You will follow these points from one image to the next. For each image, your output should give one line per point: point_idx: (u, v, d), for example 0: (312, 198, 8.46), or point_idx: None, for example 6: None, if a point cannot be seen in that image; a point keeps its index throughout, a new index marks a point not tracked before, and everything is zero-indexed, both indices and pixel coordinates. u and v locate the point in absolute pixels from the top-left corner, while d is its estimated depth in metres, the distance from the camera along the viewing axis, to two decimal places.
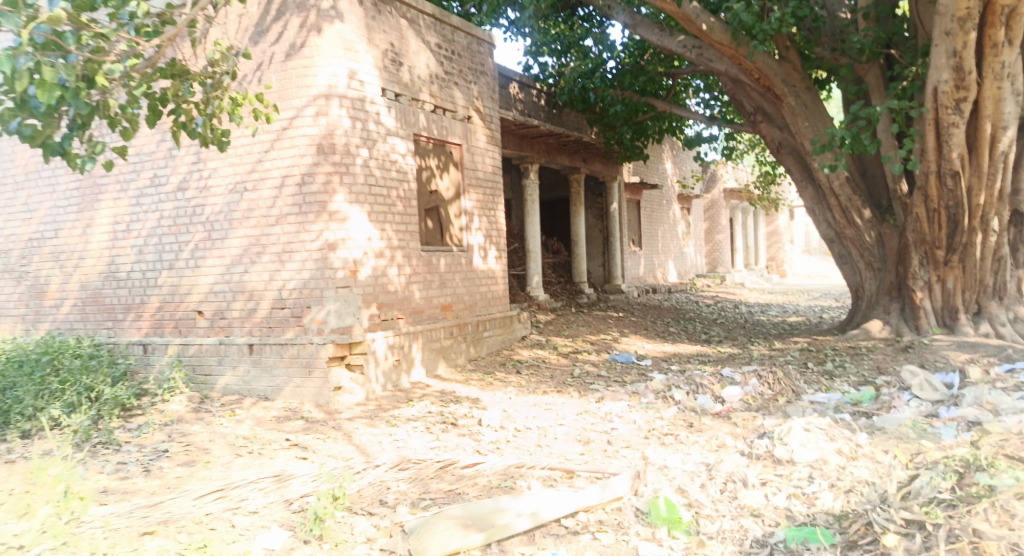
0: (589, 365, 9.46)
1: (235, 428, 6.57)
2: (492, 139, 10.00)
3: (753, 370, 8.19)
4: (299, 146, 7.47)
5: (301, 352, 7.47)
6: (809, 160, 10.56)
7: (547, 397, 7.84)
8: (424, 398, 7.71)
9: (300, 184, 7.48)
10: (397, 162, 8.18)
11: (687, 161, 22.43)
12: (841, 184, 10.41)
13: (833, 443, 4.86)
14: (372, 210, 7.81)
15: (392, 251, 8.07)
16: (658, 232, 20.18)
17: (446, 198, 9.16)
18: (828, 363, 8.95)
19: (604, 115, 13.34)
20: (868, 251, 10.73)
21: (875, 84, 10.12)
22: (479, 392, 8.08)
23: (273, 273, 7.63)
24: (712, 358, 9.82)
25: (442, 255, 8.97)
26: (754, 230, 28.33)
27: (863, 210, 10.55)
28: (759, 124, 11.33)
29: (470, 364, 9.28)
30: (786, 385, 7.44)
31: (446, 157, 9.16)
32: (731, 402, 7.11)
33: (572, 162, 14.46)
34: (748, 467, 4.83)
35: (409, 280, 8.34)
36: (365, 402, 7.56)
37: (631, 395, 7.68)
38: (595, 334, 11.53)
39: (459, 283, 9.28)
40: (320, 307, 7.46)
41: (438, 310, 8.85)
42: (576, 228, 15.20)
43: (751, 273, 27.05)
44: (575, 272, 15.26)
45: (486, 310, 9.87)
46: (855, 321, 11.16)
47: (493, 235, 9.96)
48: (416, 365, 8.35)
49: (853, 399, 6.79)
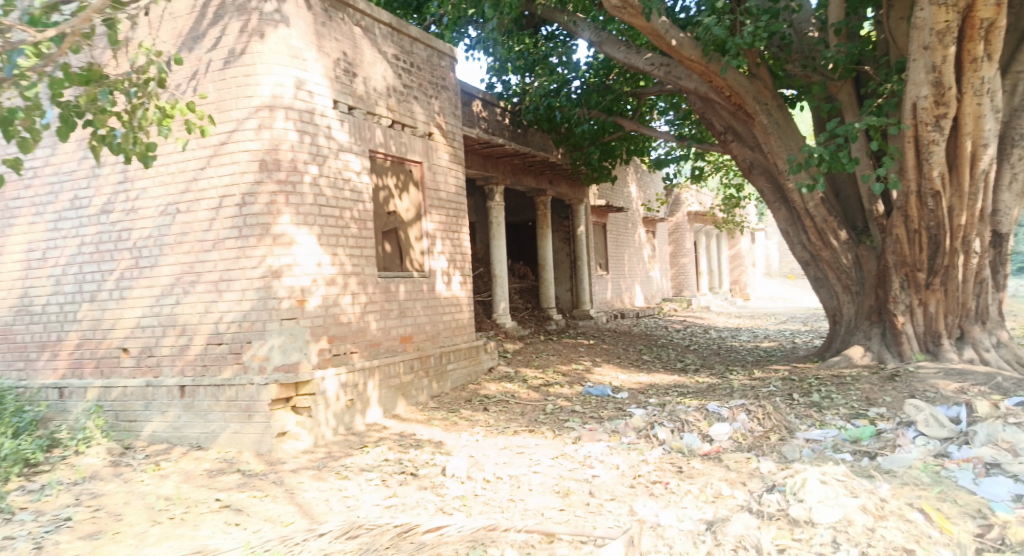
0: (561, 400, 8.74)
1: (158, 485, 5.71)
2: (455, 158, 9.31)
3: (740, 403, 7.53)
4: (240, 162, 6.71)
5: (239, 394, 6.65)
6: (783, 180, 10.05)
7: (517, 438, 7.10)
8: (380, 443, 6.91)
9: (240, 204, 6.69)
10: (351, 181, 7.44)
11: (651, 183, 21.99)
12: (816, 204, 9.91)
13: (856, 498, 4.29)
14: (322, 233, 7.05)
15: (345, 278, 7.30)
16: (624, 256, 19.63)
17: (405, 220, 8.44)
18: (815, 394, 8.35)
19: (570, 135, 12.81)
20: (845, 273, 10.25)
21: (848, 102, 9.62)
22: (443, 433, 7.31)
23: (208, 305, 6.81)
24: (692, 390, 9.17)
25: (401, 281, 8.23)
26: (718, 253, 28.00)
27: (839, 231, 10.06)
28: (729, 144, 10.77)
29: (433, 401, 8.51)
30: (778, 422, 6.80)
31: (405, 176, 8.45)
32: (720, 442, 6.45)
33: (538, 184, 13.82)
34: (759, 528, 4.28)
35: (364, 310, 7.57)
36: (313, 449, 6.74)
37: (610, 434, 6.96)
38: (566, 365, 10.82)
39: (420, 312, 8.53)
40: (263, 342, 6.65)
41: (396, 342, 8.09)
42: (543, 252, 14.55)
43: (715, 296, 26.64)
44: (542, 298, 14.58)
45: (450, 341, 9.12)
46: (834, 347, 10.63)
47: (457, 260, 9.25)
48: (372, 404, 7.56)
49: (852, 437, 6.20)
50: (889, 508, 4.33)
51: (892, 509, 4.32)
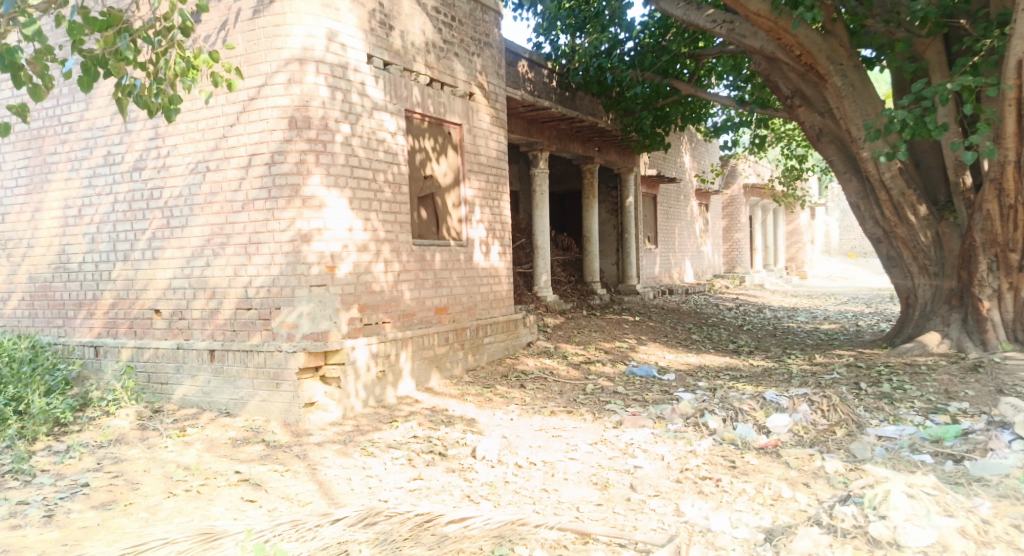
0: (604, 380, 8.31)
1: (181, 453, 5.43)
2: (497, 120, 8.84)
3: (801, 392, 6.97)
4: (269, 120, 6.34)
5: (267, 361, 6.35)
6: (855, 148, 9.34)
7: (555, 420, 6.69)
8: (411, 418, 6.57)
9: (270, 163, 6.34)
10: (386, 142, 7.04)
11: (708, 155, 21.16)
12: (893, 175, 9.19)
13: (953, 521, 3.96)
14: (354, 196, 6.67)
15: (378, 244, 6.93)
16: (676, 230, 18.96)
17: (443, 184, 8.02)
18: (884, 384, 7.73)
19: (622, 99, 12.15)
20: (922, 252, 9.51)
21: (936, 62, 8.92)
22: (476, 411, 6.94)
23: (238, 268, 6.50)
24: (745, 374, 8.63)
25: (437, 250, 7.84)
26: (774, 229, 27.03)
27: (918, 206, 9.34)
28: (795, 110, 10.08)
29: (468, 375, 8.14)
30: (844, 415, 6.24)
31: (443, 138, 8.01)
32: (778, 434, 5.96)
33: (585, 152, 13.26)
34: (831, 548, 3.92)
35: (398, 279, 7.21)
36: (342, 422, 6.43)
37: (655, 420, 6.49)
38: (610, 342, 10.35)
39: (456, 283, 8.15)
40: (291, 309, 6.33)
41: (431, 313, 7.74)
42: (589, 222, 14.04)
43: (771, 273, 25.71)
44: (587, 271, 14.07)
45: (487, 313, 8.72)
46: (905, 333, 9.94)
47: (496, 229, 8.83)
48: (403, 377, 7.22)
49: (932, 436, 5.73)
50: (993, 529, 4.05)
51: (996, 531, 4.02)
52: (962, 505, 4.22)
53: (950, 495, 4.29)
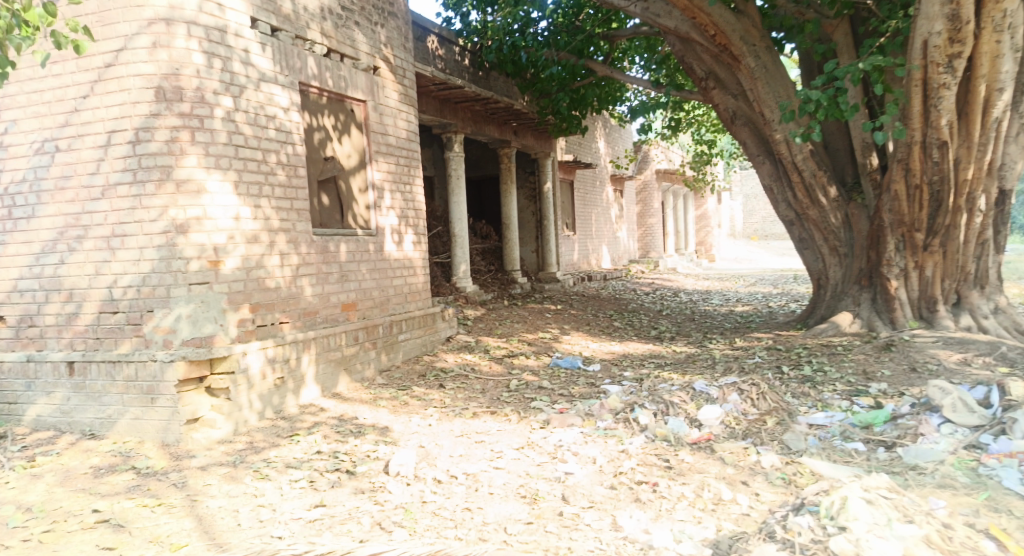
0: (527, 374, 7.81)
1: (25, 490, 4.96)
2: (406, 98, 8.28)
3: (732, 380, 6.56)
4: (131, 90, 5.82)
5: (139, 374, 5.80)
6: (768, 131, 9.06)
7: (478, 422, 6.16)
8: (313, 430, 5.99)
9: (133, 142, 5.82)
10: (276, 119, 6.54)
11: (620, 140, 20.96)
12: (805, 158, 8.97)
13: (917, 530, 3.62)
14: (239, 179, 6.18)
15: (271, 235, 6.42)
16: (591, 216, 18.65)
17: (347, 167, 7.41)
18: (806, 366, 7.46)
19: (536, 80, 11.64)
20: (833, 234, 9.32)
21: (844, 43, 8.61)
22: (390, 417, 6.33)
23: (99, 265, 5.96)
24: (670, 362, 8.27)
25: (342, 240, 7.23)
26: (684, 214, 27.22)
27: (829, 187, 9.13)
28: (710, 92, 9.65)
29: (381, 377, 7.52)
30: (774, 404, 5.85)
31: (345, 116, 7.43)
32: (710, 427, 5.54)
33: (501, 135, 12.70)
34: None
35: (296, 273, 6.67)
36: (232, 439, 5.88)
37: (583, 417, 6.01)
38: (532, 333, 9.86)
39: (366, 276, 7.52)
40: (166, 311, 5.83)
41: (337, 310, 7.14)
42: (508, 209, 13.51)
43: (682, 258, 25.83)
44: (506, 260, 13.50)
45: (402, 308, 8.10)
46: (818, 314, 9.71)
47: (410, 216, 8.22)
48: (306, 383, 6.65)
49: (862, 421, 5.28)
50: (957, 534, 3.70)
51: (960, 538, 3.68)
52: (919, 508, 3.85)
53: (910, 498, 3.91)
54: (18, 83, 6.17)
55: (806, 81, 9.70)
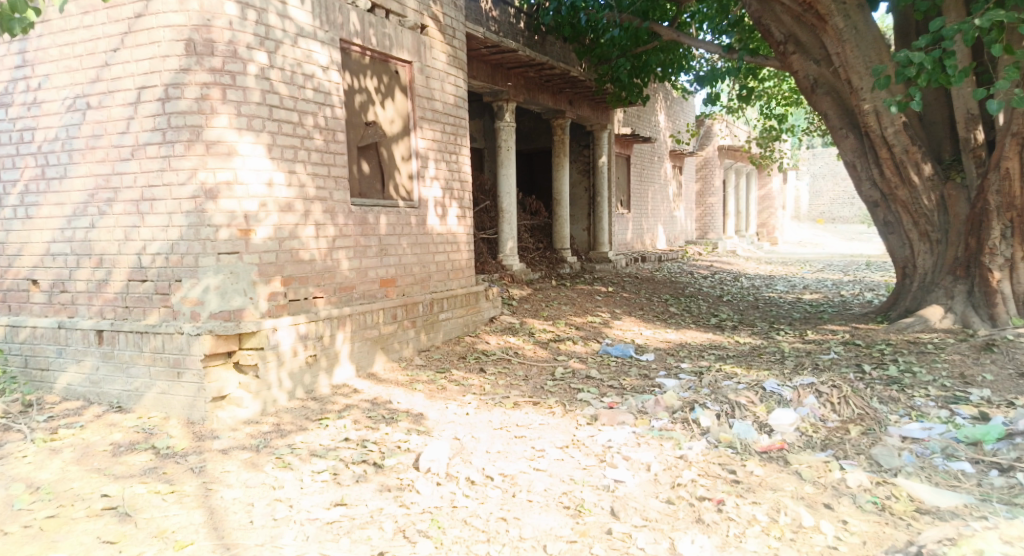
0: (576, 361, 7.26)
1: (39, 467, 4.61)
2: (454, 60, 7.72)
3: (806, 379, 5.91)
4: (161, 42, 5.39)
5: (166, 345, 5.43)
6: (855, 100, 8.23)
7: (519, 414, 5.65)
8: (344, 415, 5.57)
9: (163, 99, 5.41)
10: (314, 78, 6.05)
11: (682, 115, 20.07)
12: (896, 131, 8.10)
13: None
14: (273, 142, 5.72)
15: (306, 204, 5.96)
16: (648, 194, 17.89)
17: (389, 133, 6.92)
18: (889, 366, 6.74)
19: (596, 46, 10.96)
20: (924, 217, 8.45)
21: (953, 0, 7.67)
22: (425, 403, 5.87)
23: (128, 231, 5.59)
24: (732, 354, 7.61)
25: (381, 211, 6.75)
26: (746, 195, 26.19)
27: (922, 164, 8.24)
28: (788, 57, 8.85)
29: (420, 358, 7.07)
30: (860, 411, 5.23)
31: (389, 78, 6.92)
32: (782, 433, 4.93)
33: (556, 105, 12.08)
34: None
35: (333, 245, 6.22)
36: (259, 419, 5.49)
37: (636, 415, 5.44)
38: (582, 316, 9.28)
39: (407, 250, 7.04)
40: (194, 282, 5.42)
41: (375, 287, 6.68)
42: (559, 184, 12.92)
43: (741, 239, 24.84)
44: (555, 237, 13.01)
45: (443, 285, 7.61)
46: (901, 306, 8.90)
47: (454, 188, 7.70)
48: (340, 362, 6.22)
49: (968, 438, 4.73)
50: None
51: None
52: None
53: None
54: (51, 36, 5.78)
55: (901, 48, 8.83)
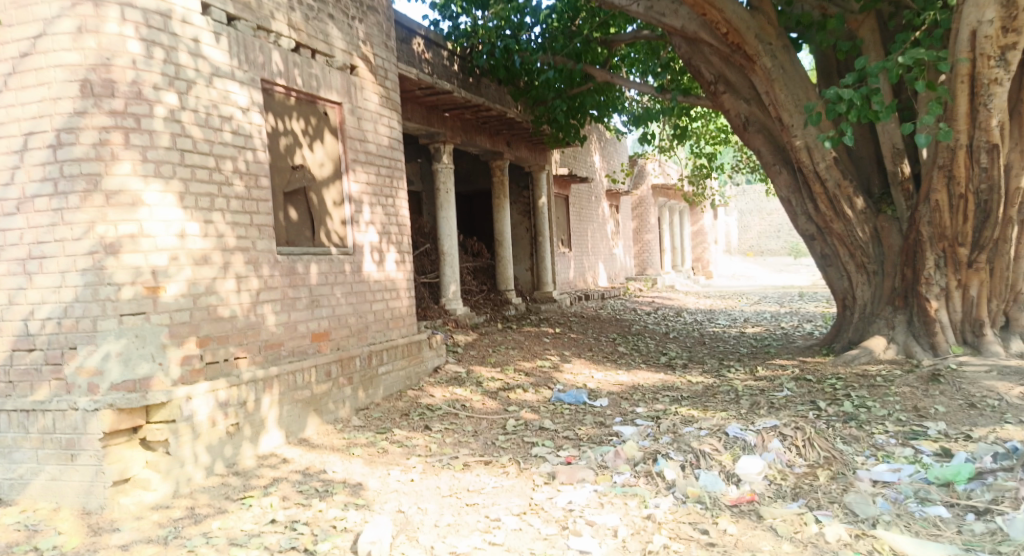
0: (526, 412, 6.83)
1: None
2: (388, 102, 7.34)
3: (771, 420, 5.60)
4: (52, 84, 4.85)
5: (57, 424, 4.82)
6: (787, 137, 7.99)
7: (469, 476, 5.18)
8: (270, 491, 5.02)
9: (55, 146, 4.85)
10: (233, 120, 5.57)
11: (615, 153, 20.08)
12: (828, 167, 7.90)
13: None
14: (186, 189, 5.20)
15: (225, 256, 5.44)
16: (587, 232, 17.73)
17: (319, 177, 6.45)
18: (848, 401, 6.50)
19: (532, 88, 10.71)
20: (860, 249, 8.24)
21: (871, 41, 7.73)
22: (364, 470, 5.34)
23: (13, 294, 4.97)
24: (687, 395, 7.28)
25: (312, 260, 6.25)
26: (680, 230, 26.38)
27: (855, 199, 8.05)
28: (720, 97, 8.63)
29: (358, 417, 6.52)
30: (826, 454, 4.98)
31: (317, 120, 6.47)
32: (750, 483, 4.61)
33: (494, 146, 11.79)
34: None
35: (257, 300, 5.69)
36: (170, 503, 4.90)
37: (596, 470, 5.03)
38: (529, 361, 8.87)
39: (340, 301, 6.55)
40: (93, 349, 4.84)
41: (306, 341, 6.15)
42: (501, 225, 12.58)
43: (678, 274, 24.91)
44: (499, 279, 12.61)
45: (382, 336, 7.11)
46: (844, 337, 8.74)
47: (392, 232, 7.25)
48: (267, 428, 5.66)
49: (940, 479, 4.46)
50: None
51: None
52: None
53: None
54: None
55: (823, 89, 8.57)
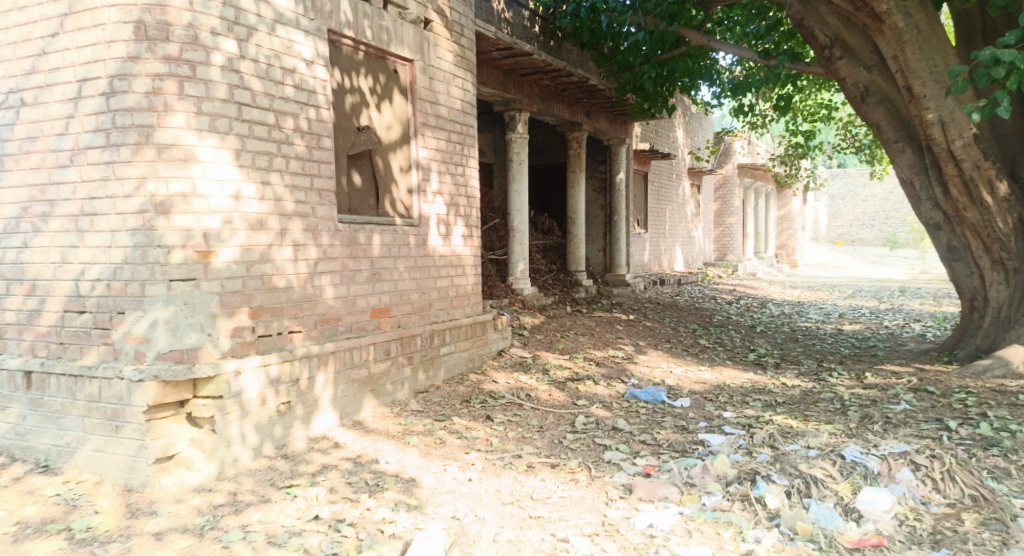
0: (600, 408, 6.21)
1: None
2: (462, 61, 6.75)
3: (902, 450, 4.86)
4: (106, 26, 4.43)
5: (103, 394, 4.46)
6: (917, 109, 7.01)
7: (534, 479, 4.63)
8: (318, 482, 4.56)
9: (108, 94, 4.44)
10: (296, 74, 5.07)
11: (702, 131, 19.05)
12: (966, 144, 6.90)
13: None
14: (242, 147, 4.74)
15: (283, 221, 4.97)
16: (666, 213, 16.87)
17: (386, 140, 5.94)
18: (982, 422, 5.63)
19: (618, 53, 9.96)
20: (999, 243, 7.29)
21: None
22: (418, 464, 4.83)
23: (64, 252, 4.61)
24: (782, 401, 6.52)
25: (375, 230, 5.76)
26: (765, 215, 25.14)
27: (997, 183, 7.07)
28: (835, 63, 7.64)
29: (417, 402, 6.02)
30: (973, 493, 4.40)
31: (386, 78, 5.94)
32: (875, 522, 4.12)
33: (571, 116, 11.08)
34: None
35: (315, 271, 5.21)
36: (213, 486, 4.48)
37: (682, 489, 4.50)
38: (602, 350, 8.22)
39: (403, 275, 6.04)
40: (140, 315, 4.43)
41: (365, 317, 5.66)
42: (575, 201, 11.90)
43: (761, 261, 23.73)
44: (570, 259, 11.96)
45: (446, 315, 6.60)
46: (971, 340, 7.84)
47: (460, 204, 6.70)
48: (320, 409, 5.22)
49: None
50: None
51: None
52: None
53: None
54: None
55: (965, 54, 7.58)
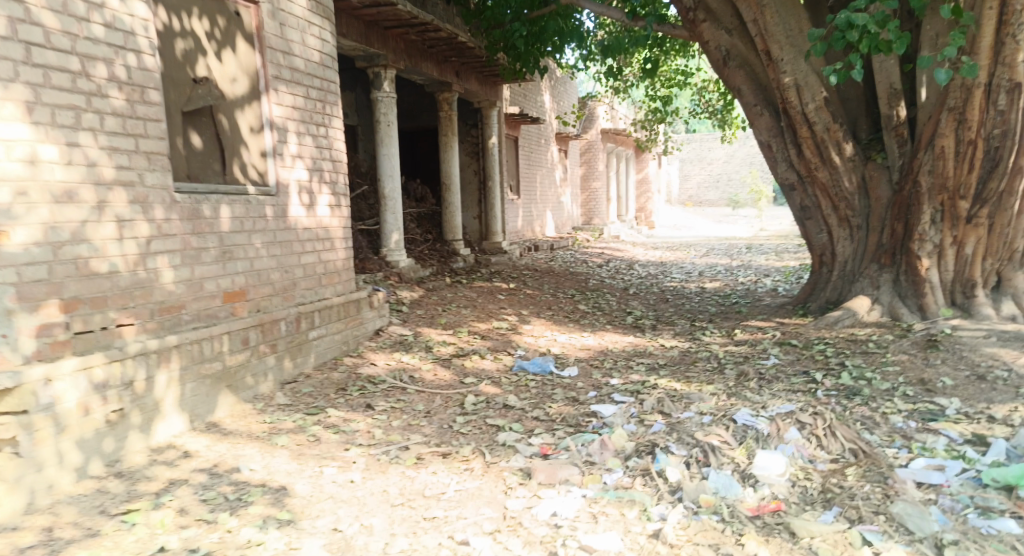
0: (486, 384, 5.84)
1: None
2: (319, 7, 6.07)
3: (788, 408, 4.78)
4: None
5: None
6: (774, 73, 6.95)
7: (425, 474, 4.20)
8: (162, 499, 3.94)
9: None
10: (106, 10, 4.29)
11: (567, 95, 18.91)
12: (818, 107, 6.90)
13: None
14: (37, 100, 3.96)
15: (99, 192, 4.24)
16: (536, 177, 16.67)
17: (230, 95, 5.23)
18: (845, 372, 5.67)
19: (488, 9, 9.48)
20: (845, 201, 7.30)
21: None
22: (288, 468, 4.28)
23: None
24: (664, 363, 6.38)
25: (222, 200, 5.07)
26: (626, 179, 25.47)
27: (844, 144, 7.08)
28: (698, 26, 7.49)
29: (283, 394, 5.42)
30: (853, 446, 4.33)
31: (226, 22, 5.21)
32: (770, 486, 3.96)
33: (441, 76, 10.52)
34: None
35: (147, 250, 4.51)
36: (20, 523, 3.71)
37: (583, 470, 4.17)
38: (485, 322, 7.83)
39: (261, 253, 5.41)
40: None
41: (215, 301, 5.01)
42: (446, 167, 11.38)
43: (624, 224, 24.06)
44: (446, 228, 11.50)
45: (314, 294, 6.01)
46: (820, 298, 7.83)
47: (325, 168, 6.07)
48: (163, 414, 4.54)
49: (998, 482, 3.86)
50: None
51: None
52: None
53: None
54: None
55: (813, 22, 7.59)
